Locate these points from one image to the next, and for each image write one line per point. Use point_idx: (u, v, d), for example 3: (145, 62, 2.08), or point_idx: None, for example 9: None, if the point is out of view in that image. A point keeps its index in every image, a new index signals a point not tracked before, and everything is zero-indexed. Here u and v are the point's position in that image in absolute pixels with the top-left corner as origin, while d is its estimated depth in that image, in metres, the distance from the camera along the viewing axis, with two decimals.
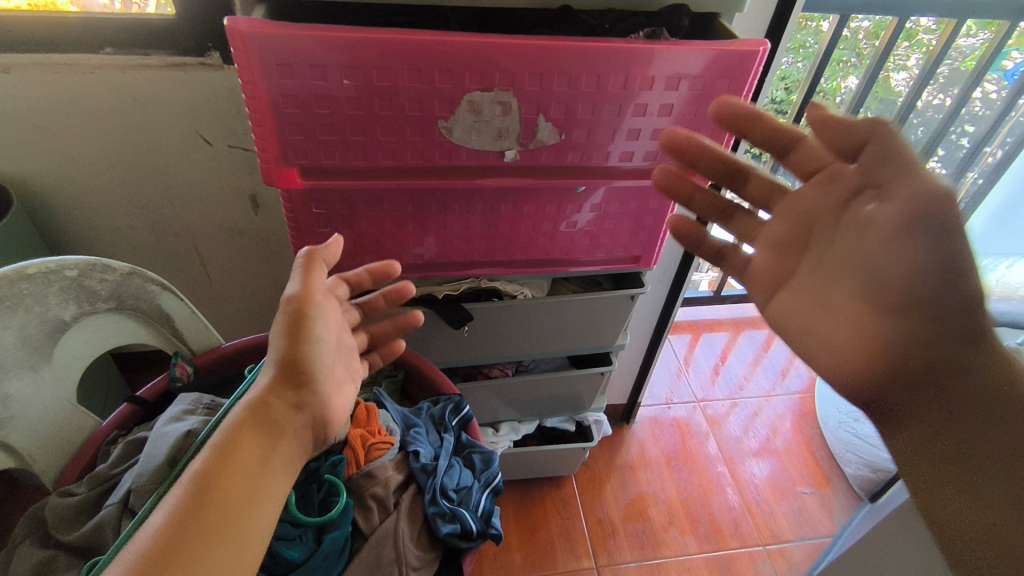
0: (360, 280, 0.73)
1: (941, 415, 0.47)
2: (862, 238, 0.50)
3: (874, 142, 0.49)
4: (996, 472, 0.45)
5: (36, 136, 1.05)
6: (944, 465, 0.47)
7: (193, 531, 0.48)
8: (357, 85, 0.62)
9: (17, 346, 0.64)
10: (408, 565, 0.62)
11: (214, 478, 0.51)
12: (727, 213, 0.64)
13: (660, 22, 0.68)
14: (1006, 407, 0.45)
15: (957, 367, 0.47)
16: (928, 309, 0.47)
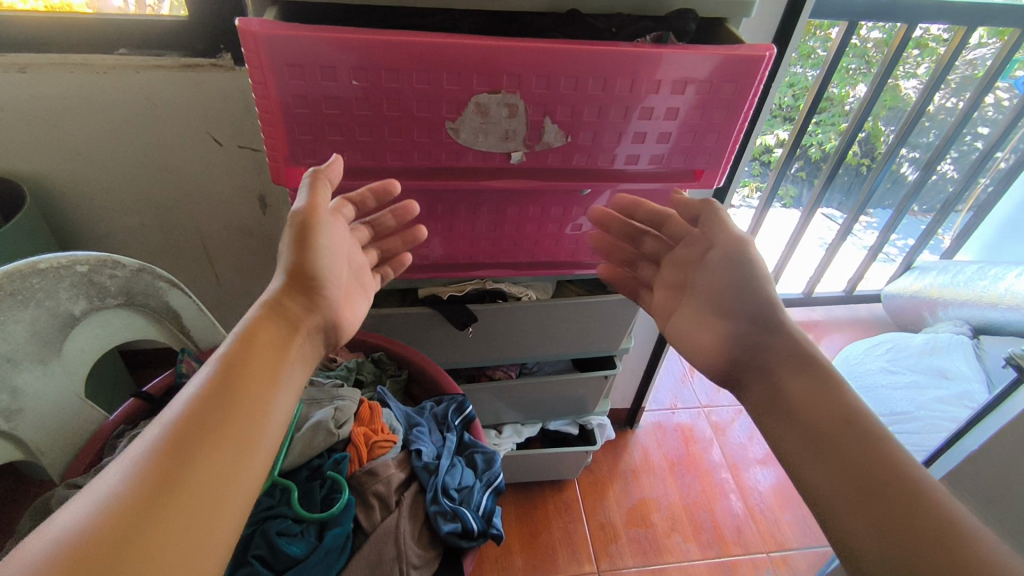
0: (364, 199, 0.69)
1: (782, 392, 0.62)
2: (706, 278, 0.68)
3: (705, 210, 0.71)
4: (816, 417, 0.57)
5: (50, 135, 1.07)
6: (783, 423, 0.60)
7: (211, 417, 0.49)
8: (366, 86, 0.63)
9: (27, 339, 0.65)
10: (409, 562, 0.63)
11: (229, 372, 0.52)
12: (631, 268, 0.81)
13: (667, 25, 0.68)
14: (813, 375, 0.61)
15: (778, 360, 0.63)
16: (742, 320, 0.66)
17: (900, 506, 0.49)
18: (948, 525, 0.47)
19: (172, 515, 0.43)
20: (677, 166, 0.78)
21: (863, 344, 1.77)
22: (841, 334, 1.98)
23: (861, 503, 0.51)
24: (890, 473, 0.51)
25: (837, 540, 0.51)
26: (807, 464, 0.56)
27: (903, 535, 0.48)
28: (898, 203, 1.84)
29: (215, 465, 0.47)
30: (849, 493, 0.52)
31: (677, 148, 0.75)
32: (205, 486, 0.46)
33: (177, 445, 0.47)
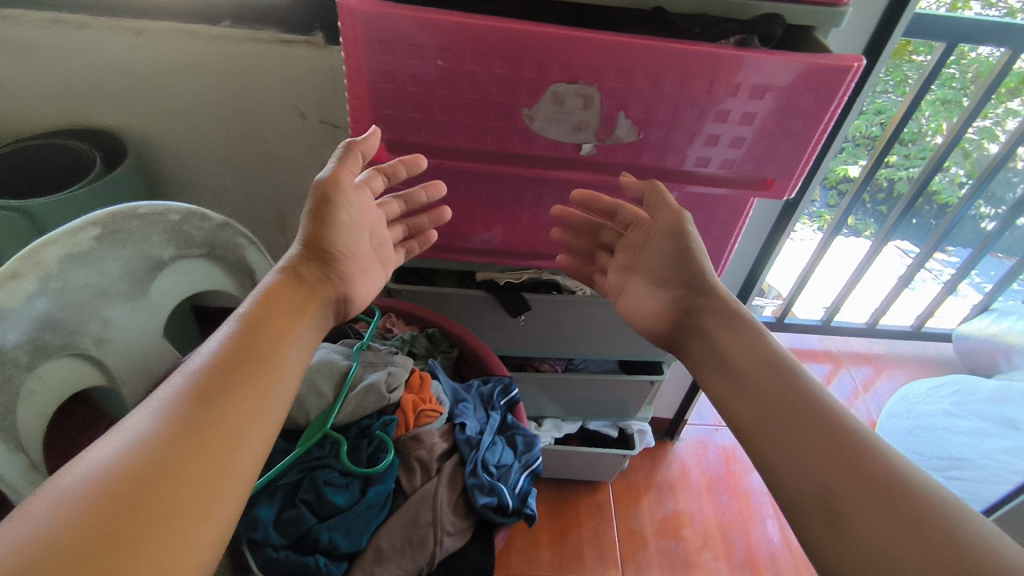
0: (394, 171, 0.72)
1: (717, 347, 0.68)
2: (650, 257, 0.77)
3: (650, 191, 0.76)
4: (743, 373, 0.63)
5: (154, 96, 1.15)
6: (716, 373, 0.66)
7: (231, 371, 0.54)
8: (449, 67, 0.65)
9: (120, 276, 0.71)
10: (443, 529, 0.65)
11: (245, 334, 0.57)
12: (590, 259, 0.87)
13: (753, 30, 0.68)
14: (736, 327, 0.67)
15: (707, 317, 0.70)
16: (683, 288, 0.74)
17: (805, 425, 0.55)
18: (855, 437, 0.53)
19: (197, 452, 0.47)
20: (748, 173, 0.77)
21: (924, 383, 1.67)
22: (903, 371, 1.90)
23: (782, 433, 0.56)
24: (807, 402, 0.57)
25: (761, 464, 0.56)
26: (738, 407, 0.62)
27: (804, 447, 0.54)
28: (979, 242, 1.74)
29: (234, 412, 0.52)
30: (774, 425, 0.57)
31: (748, 154, 0.74)
32: (225, 429, 0.50)
33: (200, 393, 0.51)
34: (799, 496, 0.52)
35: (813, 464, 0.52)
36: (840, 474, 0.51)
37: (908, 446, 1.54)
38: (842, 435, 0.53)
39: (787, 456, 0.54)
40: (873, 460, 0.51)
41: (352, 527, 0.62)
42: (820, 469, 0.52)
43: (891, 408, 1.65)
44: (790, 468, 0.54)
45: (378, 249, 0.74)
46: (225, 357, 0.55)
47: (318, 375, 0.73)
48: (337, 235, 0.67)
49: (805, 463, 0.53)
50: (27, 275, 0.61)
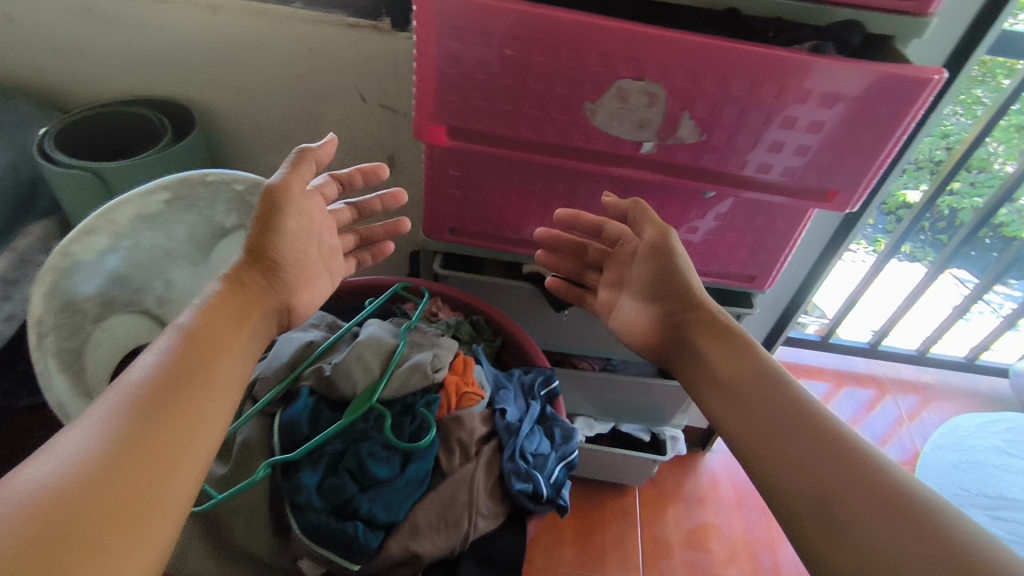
0: (351, 178, 0.76)
1: (705, 363, 0.68)
2: (638, 273, 0.78)
3: (634, 209, 0.78)
4: (736, 391, 0.63)
5: (224, 71, 1.19)
6: (705, 386, 0.66)
7: (176, 385, 0.52)
8: (517, 57, 0.66)
9: (185, 241, 0.73)
10: (477, 511, 0.66)
11: (188, 348, 0.55)
12: (580, 279, 0.87)
13: (830, 37, 0.66)
14: (727, 342, 0.67)
15: (698, 330, 0.71)
16: (673, 303, 0.74)
17: (801, 432, 0.57)
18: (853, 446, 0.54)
19: (138, 468, 0.46)
20: (810, 183, 0.75)
21: (977, 417, 1.57)
22: (952, 403, 1.83)
23: (780, 445, 0.57)
24: (804, 413, 0.58)
25: (756, 475, 0.57)
26: (731, 420, 0.62)
27: (803, 454, 0.55)
28: None
29: (177, 427, 0.50)
30: (770, 437, 0.58)
31: (812, 164, 0.73)
32: (167, 445, 0.49)
33: (139, 408, 0.49)
34: (796, 503, 0.53)
35: (813, 474, 0.53)
36: (840, 484, 0.52)
37: (954, 481, 1.46)
38: (839, 446, 0.54)
39: (787, 468, 0.55)
40: (871, 468, 0.52)
41: (391, 500, 0.64)
42: (822, 479, 0.52)
43: (939, 439, 1.57)
44: (791, 479, 0.54)
45: (329, 260, 0.74)
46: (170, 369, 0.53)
47: (367, 349, 0.74)
48: (280, 243, 0.66)
49: (804, 472, 0.54)
50: (101, 232, 0.63)
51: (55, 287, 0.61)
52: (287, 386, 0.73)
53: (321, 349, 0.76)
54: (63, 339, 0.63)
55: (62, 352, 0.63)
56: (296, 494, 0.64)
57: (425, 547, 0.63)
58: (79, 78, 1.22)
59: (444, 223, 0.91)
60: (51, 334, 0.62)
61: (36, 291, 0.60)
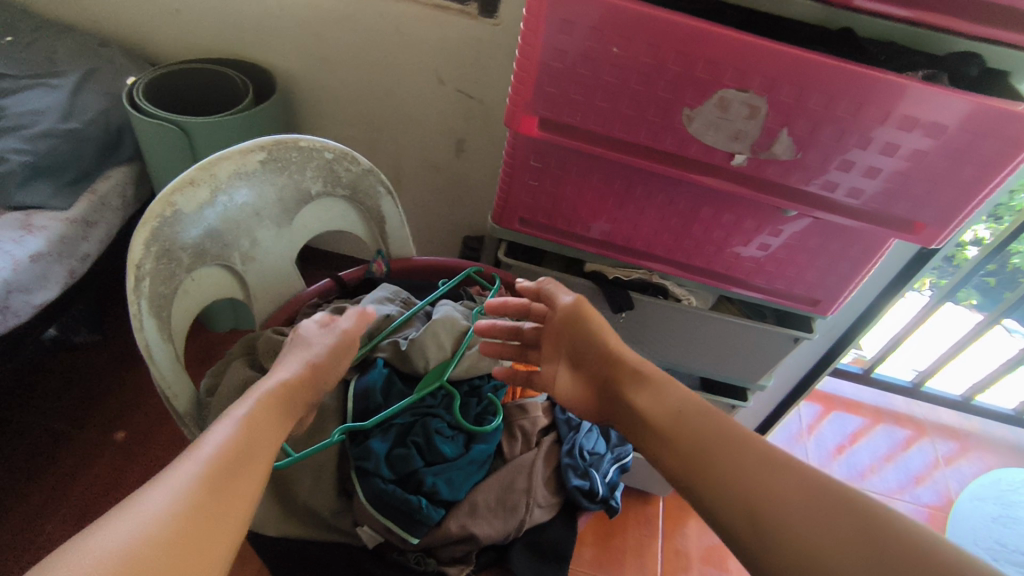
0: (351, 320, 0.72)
1: (631, 410, 0.63)
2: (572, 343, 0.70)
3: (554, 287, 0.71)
4: (665, 429, 0.59)
5: (310, 41, 1.21)
6: (639, 435, 0.61)
7: (237, 464, 0.52)
8: (623, 55, 0.66)
9: (274, 202, 0.75)
10: (535, 500, 0.68)
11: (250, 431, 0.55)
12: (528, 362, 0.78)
13: (945, 65, 0.66)
14: (647, 387, 0.63)
15: (623, 378, 0.65)
16: (595, 363, 0.68)
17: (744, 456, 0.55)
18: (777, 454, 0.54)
19: (197, 541, 0.45)
20: (897, 214, 0.74)
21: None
22: (994, 455, 1.77)
23: (707, 466, 0.55)
24: (742, 440, 0.56)
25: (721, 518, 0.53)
26: (680, 464, 0.57)
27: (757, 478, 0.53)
28: None
29: (230, 507, 0.49)
30: (698, 457, 0.56)
31: (904, 193, 0.71)
32: (221, 522, 0.48)
33: (203, 484, 0.49)
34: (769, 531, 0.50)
35: (747, 489, 0.52)
36: (769, 498, 0.51)
37: (992, 535, 1.42)
38: (761, 459, 0.54)
39: (720, 488, 0.53)
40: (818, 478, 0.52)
41: (453, 478, 0.66)
42: (756, 493, 0.52)
43: (980, 489, 1.53)
44: (726, 498, 0.53)
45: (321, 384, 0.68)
46: (235, 448, 0.53)
47: (441, 327, 0.73)
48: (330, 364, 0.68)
49: (737, 489, 0.53)
50: (202, 184, 0.66)
51: (156, 232, 0.63)
52: (364, 356, 0.75)
53: (396, 323, 0.77)
54: (158, 285, 0.64)
55: (156, 297, 0.64)
56: (364, 459, 0.66)
57: (482, 528, 0.66)
58: (172, 33, 1.25)
59: (516, 212, 0.92)
60: (149, 278, 0.63)
61: (140, 234, 0.62)
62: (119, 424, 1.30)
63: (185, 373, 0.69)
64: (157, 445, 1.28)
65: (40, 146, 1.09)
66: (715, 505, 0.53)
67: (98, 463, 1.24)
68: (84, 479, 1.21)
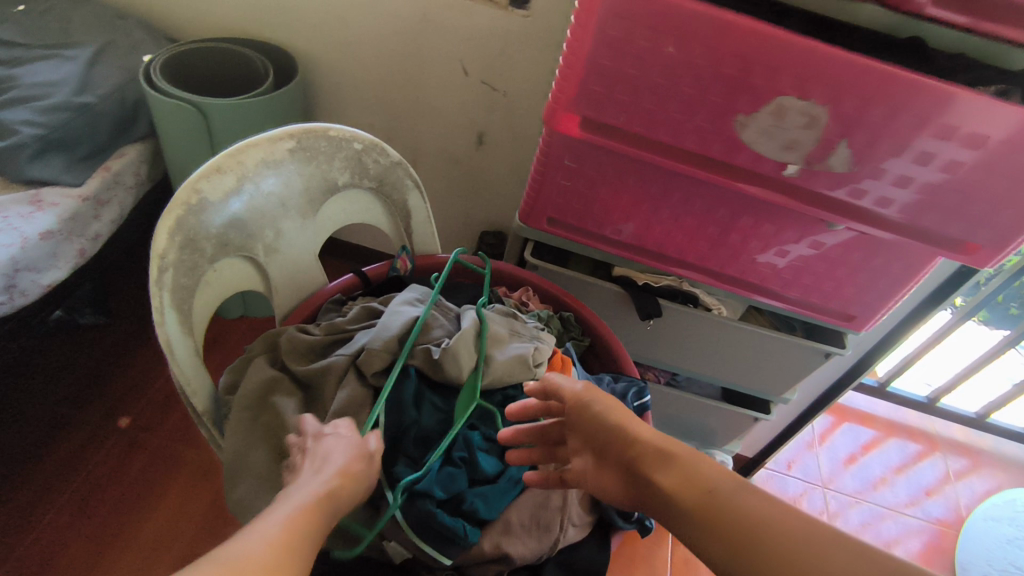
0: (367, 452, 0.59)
1: (658, 496, 0.55)
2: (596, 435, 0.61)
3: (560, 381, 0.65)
4: (702, 518, 0.52)
5: (333, 24, 1.17)
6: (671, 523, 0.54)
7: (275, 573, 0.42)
8: (678, 56, 0.63)
9: (300, 192, 0.72)
10: (569, 518, 0.67)
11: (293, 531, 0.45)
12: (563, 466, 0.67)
13: (1017, 82, 0.62)
14: (670, 466, 0.56)
15: (643, 459, 0.57)
16: (614, 449, 0.60)
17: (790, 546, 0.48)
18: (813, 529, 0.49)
19: None
20: (951, 233, 0.71)
21: None
22: (1004, 474, 1.75)
23: (755, 565, 0.48)
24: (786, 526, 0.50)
25: None
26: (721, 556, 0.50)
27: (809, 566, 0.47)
28: None
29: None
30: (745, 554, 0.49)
31: (961, 213, 0.68)
32: None
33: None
34: None
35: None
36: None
37: (1006, 557, 1.40)
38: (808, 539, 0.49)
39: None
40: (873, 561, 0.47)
41: (490, 496, 0.66)
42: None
43: (994, 509, 1.50)
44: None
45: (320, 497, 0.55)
46: (277, 553, 0.43)
47: (473, 333, 0.72)
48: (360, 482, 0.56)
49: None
50: (229, 171, 0.63)
51: (181, 220, 0.60)
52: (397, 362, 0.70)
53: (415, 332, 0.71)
54: (181, 276, 0.61)
55: (178, 290, 0.61)
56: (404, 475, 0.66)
57: (516, 548, 0.65)
58: (192, 9, 1.21)
59: (545, 213, 0.88)
60: (172, 269, 0.60)
61: (164, 222, 0.59)
62: (124, 409, 1.27)
63: (204, 369, 0.66)
64: (162, 432, 1.25)
65: (52, 120, 1.04)
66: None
67: (101, 449, 1.21)
68: (86, 464, 1.19)
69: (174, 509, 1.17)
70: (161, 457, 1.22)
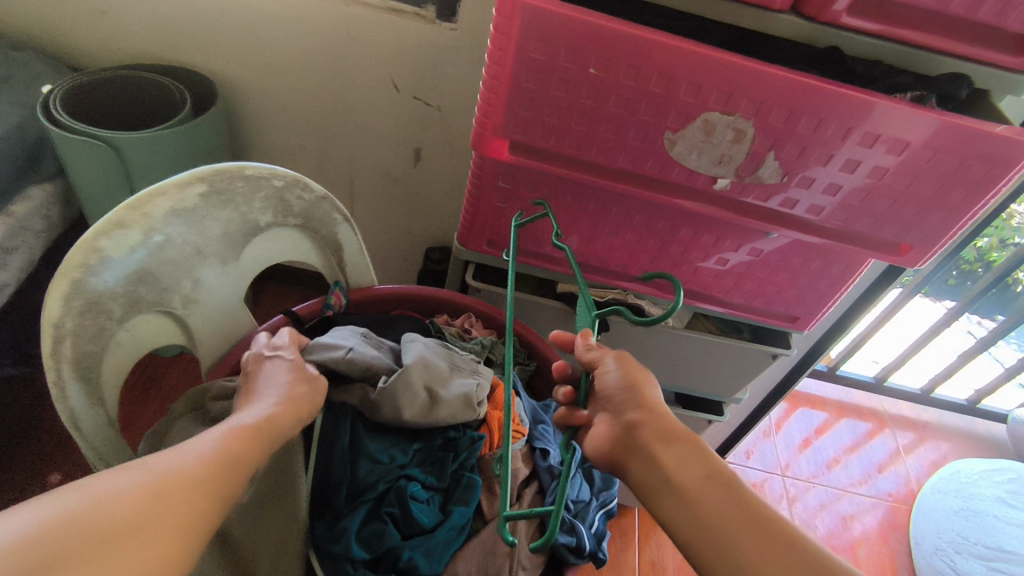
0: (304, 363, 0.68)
1: (657, 471, 0.53)
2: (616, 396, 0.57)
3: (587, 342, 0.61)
4: (687, 502, 0.51)
5: (252, 45, 1.12)
6: (666, 500, 0.52)
7: (221, 472, 0.48)
8: (600, 76, 0.62)
9: (217, 238, 0.68)
10: (519, 563, 0.69)
11: (243, 446, 0.51)
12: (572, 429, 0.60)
13: (934, 86, 0.64)
14: (674, 448, 0.54)
15: (650, 436, 0.55)
16: (629, 412, 0.56)
17: (772, 536, 0.49)
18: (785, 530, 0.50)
19: (173, 503, 0.43)
20: (882, 236, 0.72)
21: (979, 464, 1.55)
22: (950, 444, 1.81)
23: (726, 543, 0.49)
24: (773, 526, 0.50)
25: None
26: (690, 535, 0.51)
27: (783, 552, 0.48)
28: None
29: (204, 511, 0.45)
30: (719, 544, 0.49)
31: (890, 217, 0.69)
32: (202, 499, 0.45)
33: (181, 479, 0.44)
34: None
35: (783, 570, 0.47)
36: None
37: (953, 526, 1.47)
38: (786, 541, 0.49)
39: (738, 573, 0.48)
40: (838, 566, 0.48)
41: (432, 549, 0.67)
42: None
43: (940, 483, 1.56)
44: None
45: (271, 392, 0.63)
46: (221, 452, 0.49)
47: (415, 371, 0.71)
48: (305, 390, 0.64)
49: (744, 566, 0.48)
50: (132, 226, 0.58)
51: (78, 284, 0.55)
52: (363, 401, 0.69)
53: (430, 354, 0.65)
54: (83, 343, 0.57)
55: (81, 357, 0.57)
56: (335, 542, 0.66)
57: None
58: (95, 35, 1.14)
59: (483, 235, 0.85)
60: (72, 337, 0.55)
61: (57, 288, 0.54)
62: (54, 463, 1.19)
63: (125, 447, 0.62)
64: None
65: None
66: None
67: None
68: None
69: None
70: None
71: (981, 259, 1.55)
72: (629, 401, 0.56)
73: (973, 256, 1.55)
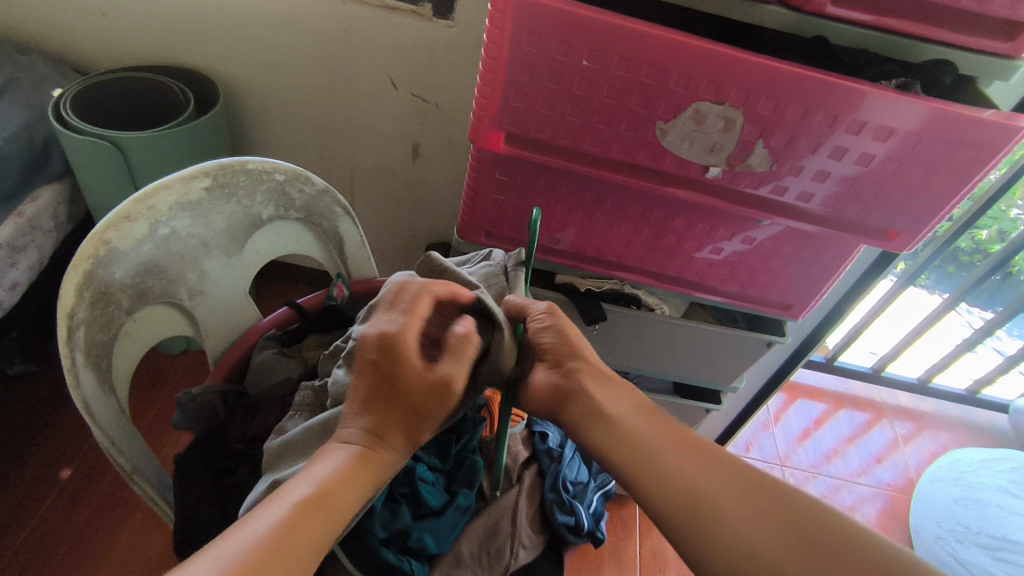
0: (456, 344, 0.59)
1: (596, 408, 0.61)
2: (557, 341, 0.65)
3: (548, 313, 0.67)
4: (626, 432, 0.59)
5: (253, 44, 1.14)
6: (603, 431, 0.60)
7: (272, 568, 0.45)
8: (594, 68, 0.63)
9: (222, 231, 0.70)
10: (519, 541, 0.77)
11: (297, 523, 0.48)
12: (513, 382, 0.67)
13: (920, 74, 0.65)
14: (609, 386, 0.63)
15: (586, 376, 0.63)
16: (563, 359, 0.64)
17: (698, 451, 0.58)
18: (707, 447, 0.58)
19: None
20: (871, 222, 0.73)
21: (979, 453, 1.57)
22: (948, 434, 1.83)
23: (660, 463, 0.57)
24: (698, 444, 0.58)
25: (682, 497, 0.55)
26: (627, 456, 0.58)
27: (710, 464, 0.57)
28: None
29: None
30: (656, 465, 0.57)
31: (879, 202, 0.70)
32: None
33: None
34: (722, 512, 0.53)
35: (706, 481, 0.55)
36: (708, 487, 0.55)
37: (954, 515, 1.47)
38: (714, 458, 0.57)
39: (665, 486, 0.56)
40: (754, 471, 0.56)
41: (439, 532, 0.72)
42: (708, 496, 0.54)
43: (939, 472, 1.58)
44: (683, 501, 0.54)
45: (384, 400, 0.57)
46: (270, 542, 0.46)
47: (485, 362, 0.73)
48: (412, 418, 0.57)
49: (677, 478, 0.56)
50: (139, 218, 0.60)
51: (90, 275, 0.57)
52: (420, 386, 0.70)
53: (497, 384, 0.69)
54: (94, 332, 0.58)
55: (93, 346, 0.58)
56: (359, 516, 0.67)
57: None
58: (100, 38, 1.16)
59: (481, 227, 0.87)
60: (84, 326, 0.57)
61: (71, 278, 0.56)
62: (64, 459, 1.20)
63: (139, 438, 0.64)
64: (106, 479, 1.19)
65: None
66: (673, 505, 0.55)
67: (42, 504, 1.14)
68: (27, 523, 1.12)
69: (122, 560, 1.11)
70: (108, 503, 1.16)
71: (979, 250, 1.54)
72: (566, 350, 0.65)
73: (971, 247, 1.54)
